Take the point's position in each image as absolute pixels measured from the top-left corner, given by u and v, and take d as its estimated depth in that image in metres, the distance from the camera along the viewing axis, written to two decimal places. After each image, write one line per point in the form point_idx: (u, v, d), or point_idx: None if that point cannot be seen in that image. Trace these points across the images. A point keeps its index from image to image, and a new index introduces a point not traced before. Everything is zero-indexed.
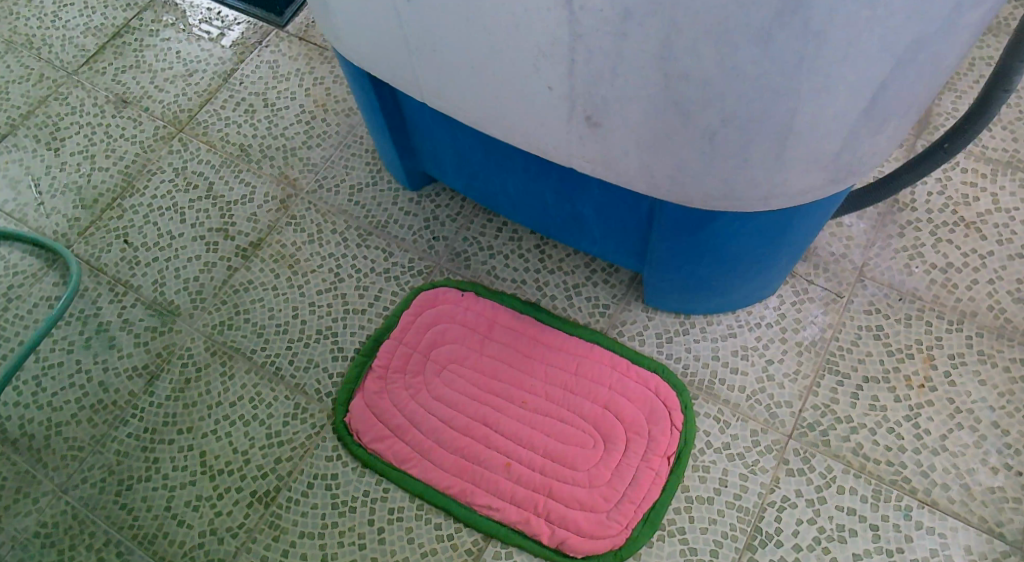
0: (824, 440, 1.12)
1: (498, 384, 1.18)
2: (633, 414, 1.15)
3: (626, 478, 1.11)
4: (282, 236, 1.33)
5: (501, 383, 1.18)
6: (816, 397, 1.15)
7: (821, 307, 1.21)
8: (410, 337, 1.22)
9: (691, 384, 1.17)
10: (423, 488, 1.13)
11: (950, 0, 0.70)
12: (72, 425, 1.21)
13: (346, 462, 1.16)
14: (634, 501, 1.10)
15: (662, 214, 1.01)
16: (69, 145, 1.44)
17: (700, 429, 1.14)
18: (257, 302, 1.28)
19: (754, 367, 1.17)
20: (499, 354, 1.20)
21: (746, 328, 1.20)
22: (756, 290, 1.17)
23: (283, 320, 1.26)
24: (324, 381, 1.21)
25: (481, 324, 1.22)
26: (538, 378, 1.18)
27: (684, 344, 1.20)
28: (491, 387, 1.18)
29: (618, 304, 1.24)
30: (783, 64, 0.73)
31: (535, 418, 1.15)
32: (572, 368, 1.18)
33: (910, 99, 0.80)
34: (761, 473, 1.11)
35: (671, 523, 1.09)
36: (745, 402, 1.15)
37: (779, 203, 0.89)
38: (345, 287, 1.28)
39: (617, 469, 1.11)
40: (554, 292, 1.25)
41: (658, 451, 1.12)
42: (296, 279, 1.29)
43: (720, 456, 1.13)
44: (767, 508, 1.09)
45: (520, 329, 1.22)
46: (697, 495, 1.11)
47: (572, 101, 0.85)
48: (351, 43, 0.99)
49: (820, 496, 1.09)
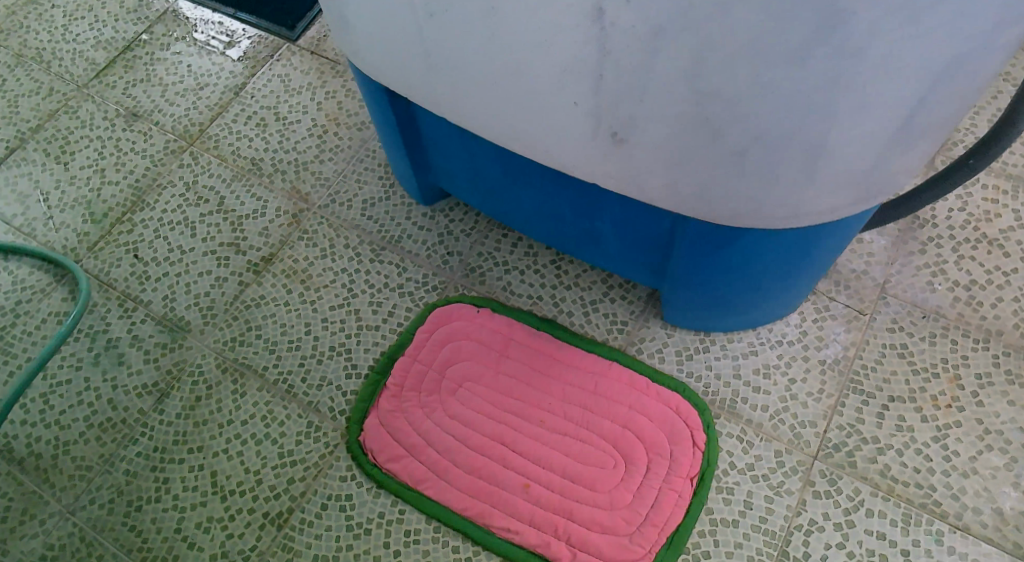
0: (850, 462, 1.10)
1: (514, 403, 1.16)
2: (653, 434, 1.12)
3: (647, 500, 1.09)
4: (293, 251, 1.31)
5: (518, 401, 1.16)
6: (841, 417, 1.13)
7: (843, 325, 1.18)
8: (424, 354, 1.20)
9: (713, 402, 1.15)
10: (440, 511, 1.10)
11: (991, 18, 0.68)
12: (80, 444, 1.18)
13: (359, 483, 1.13)
14: (657, 524, 1.07)
15: (687, 234, 0.99)
16: (79, 159, 1.43)
17: (722, 449, 1.12)
18: (269, 318, 1.26)
19: (776, 386, 1.15)
20: (516, 373, 1.18)
21: (767, 345, 1.18)
22: (776, 308, 1.15)
23: (295, 336, 1.24)
24: (337, 399, 1.19)
25: (498, 342, 1.20)
26: (556, 397, 1.16)
27: (704, 362, 1.18)
28: (508, 407, 1.16)
29: (636, 321, 1.22)
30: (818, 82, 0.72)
31: (553, 438, 1.13)
32: (590, 386, 1.16)
33: (946, 118, 0.78)
34: (787, 495, 1.09)
35: (695, 547, 1.07)
36: (767, 422, 1.13)
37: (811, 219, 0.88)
38: (359, 302, 1.26)
39: (638, 490, 1.09)
40: (571, 309, 1.23)
41: (680, 472, 1.10)
42: (308, 295, 1.27)
43: (744, 477, 1.10)
44: (794, 532, 1.07)
45: (537, 346, 1.20)
46: (721, 518, 1.08)
47: (598, 117, 0.83)
48: (369, 58, 0.97)
49: (848, 520, 1.07)
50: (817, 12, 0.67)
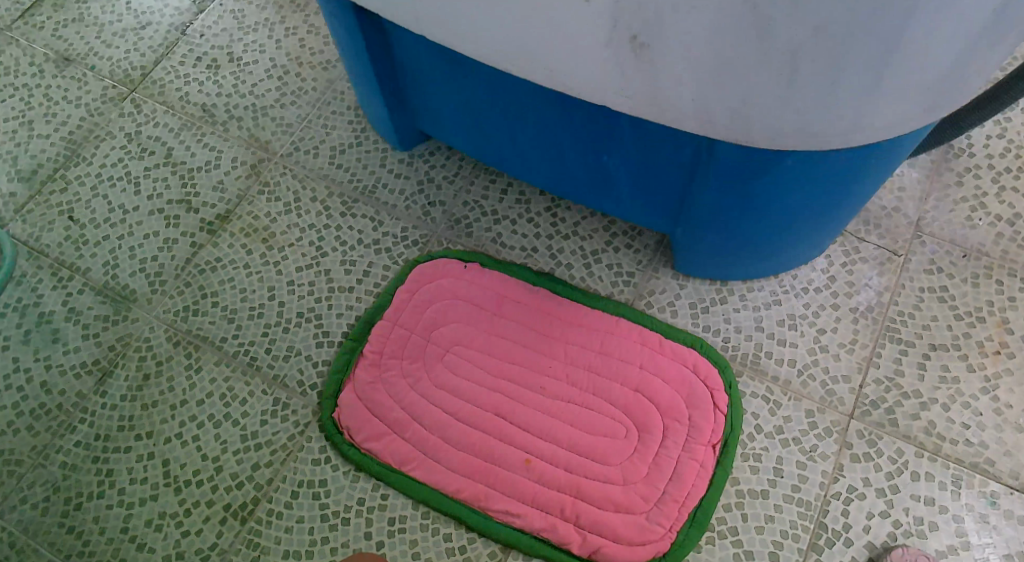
0: (891, 420, 0.98)
1: (511, 368, 1.03)
2: (669, 397, 0.99)
3: (666, 473, 0.96)
4: (253, 207, 1.15)
5: (515, 367, 1.03)
6: (878, 370, 1.00)
7: (876, 268, 1.05)
8: (405, 317, 1.06)
9: (734, 359, 1.02)
10: (430, 494, 0.97)
11: None
12: (9, 435, 1.03)
13: (335, 466, 0.99)
14: (678, 498, 0.95)
15: (710, 164, 0.85)
16: (3, 111, 1.25)
17: (747, 412, 0.99)
18: (227, 283, 1.10)
19: (804, 339, 1.02)
20: (512, 335, 1.04)
21: (792, 294, 1.05)
22: (803, 252, 1.03)
23: (258, 303, 1.09)
24: (307, 372, 1.05)
25: (490, 301, 1.07)
26: (559, 361, 1.02)
27: (722, 315, 1.05)
28: (504, 374, 1.02)
29: (644, 271, 1.08)
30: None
31: (557, 406, 1.00)
32: (596, 346, 1.03)
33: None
34: (821, 460, 0.97)
35: (720, 523, 0.95)
36: (796, 379, 1.00)
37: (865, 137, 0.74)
38: (329, 262, 1.11)
39: (655, 461, 0.96)
40: (570, 261, 1.09)
41: (701, 439, 0.97)
42: (272, 255, 1.12)
43: (773, 442, 0.98)
44: (831, 501, 0.95)
45: (534, 304, 1.06)
46: (748, 489, 0.96)
47: (616, 17, 0.68)
48: None
49: (892, 485, 0.95)
50: None
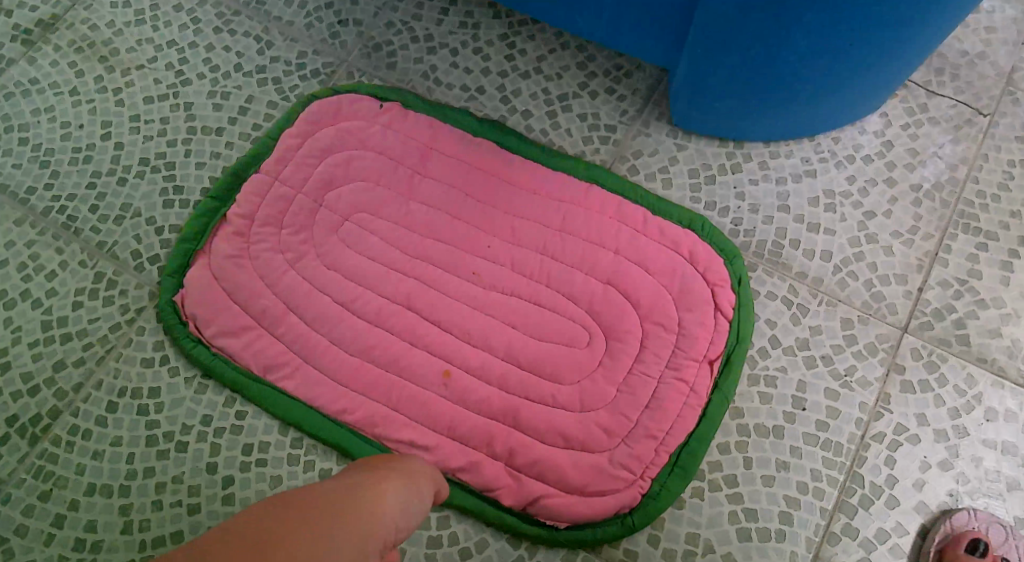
0: (961, 337, 0.69)
1: (433, 247, 0.73)
2: (653, 294, 0.70)
3: (640, 399, 0.67)
4: (90, 13, 0.82)
5: (439, 245, 0.73)
6: (945, 269, 0.72)
7: (950, 133, 0.76)
8: (290, 170, 0.75)
9: (745, 248, 0.73)
10: (306, 414, 0.69)
11: None
12: None
13: (174, 371, 0.71)
14: (654, 434, 0.66)
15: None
16: None
17: (760, 320, 0.71)
18: (44, 114, 0.78)
19: (845, 224, 0.73)
20: (438, 202, 0.74)
21: (832, 164, 0.75)
22: (853, 107, 0.74)
23: (84, 144, 0.77)
24: (146, 240, 0.74)
25: (410, 155, 0.76)
26: (501, 240, 0.73)
27: (733, 186, 0.75)
28: (423, 254, 0.73)
29: (628, 126, 0.78)
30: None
31: (493, 301, 0.71)
32: (555, 222, 0.73)
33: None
34: (859, 389, 0.68)
35: (712, 471, 0.67)
36: (831, 278, 0.72)
37: None
38: (191, 93, 0.79)
39: (626, 382, 0.68)
40: (528, 108, 0.79)
41: (694, 352, 0.68)
42: (110, 81, 0.79)
43: (794, 362, 0.69)
44: (871, 445, 0.67)
45: (473, 161, 0.76)
46: (754, 425, 0.68)
47: None
48: None
49: (957, 426, 0.67)
50: None
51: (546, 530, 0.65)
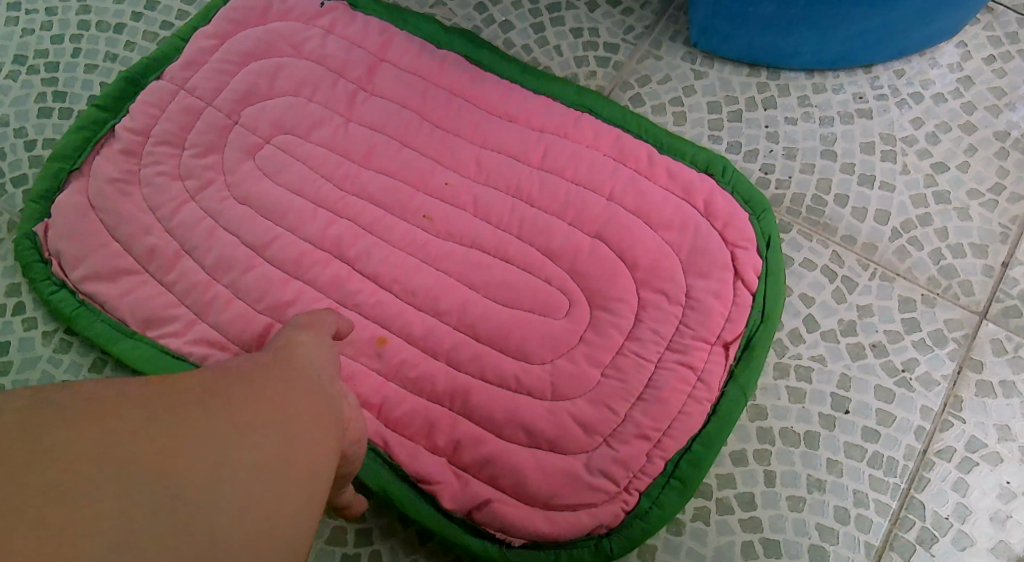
0: None
1: (374, 180, 0.56)
2: (656, 255, 0.53)
3: (632, 388, 0.50)
4: None
5: (382, 178, 0.56)
6: None
7: None
8: (201, 78, 0.58)
9: (777, 201, 0.57)
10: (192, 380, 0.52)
11: None
12: None
13: (32, 323, 0.55)
14: (648, 434, 0.50)
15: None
16: None
17: (792, 293, 0.54)
18: None
19: (909, 178, 0.57)
20: (385, 124, 0.57)
21: (894, 102, 0.59)
22: (926, 23, 0.57)
23: None
24: (13, 157, 0.58)
25: (353, 64, 0.59)
26: (464, 175, 0.56)
27: (764, 123, 0.59)
28: (362, 187, 0.56)
29: (634, 46, 0.61)
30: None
31: (448, 253, 0.54)
32: (535, 156, 0.56)
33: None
34: (922, 389, 0.52)
35: (723, 488, 0.50)
36: (887, 245, 0.55)
37: None
38: None
39: (615, 366, 0.51)
40: (509, 18, 0.63)
41: (704, 332, 0.51)
42: None
43: (835, 350, 0.53)
44: (936, 464, 0.50)
45: (433, 77, 0.59)
46: (781, 430, 0.51)
47: None
48: None
49: None
50: None
51: (496, 546, 0.49)
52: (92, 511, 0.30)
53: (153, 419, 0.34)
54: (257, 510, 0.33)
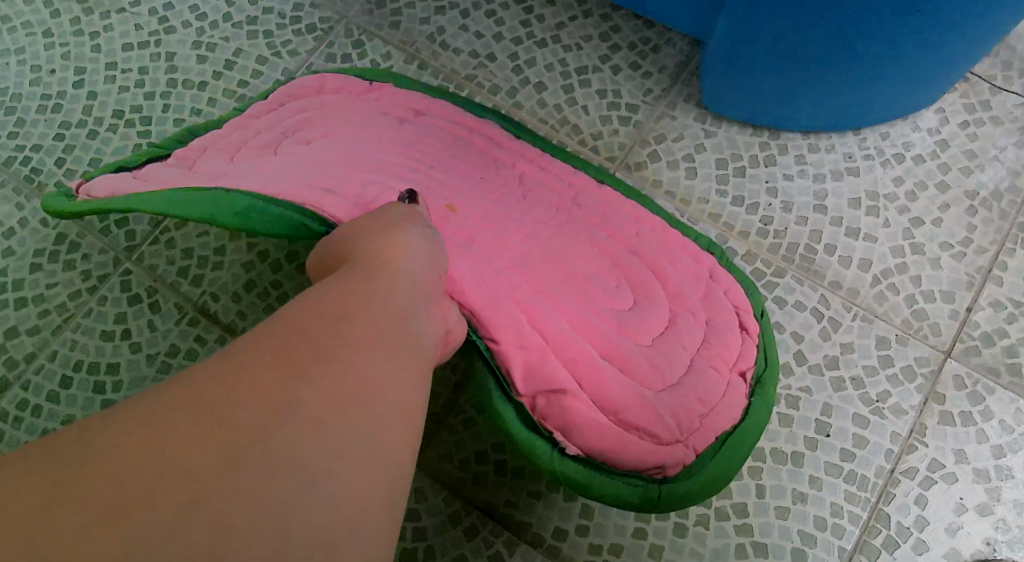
0: (1011, 367, 0.62)
1: (432, 175, 0.58)
2: (682, 285, 0.59)
3: (681, 369, 0.55)
4: None
5: (437, 178, 0.58)
6: (999, 288, 0.64)
7: (1014, 135, 0.67)
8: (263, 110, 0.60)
9: (774, 250, 0.65)
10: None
11: None
12: None
13: (135, 347, 0.64)
14: (703, 400, 0.54)
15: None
16: None
17: (785, 331, 0.63)
18: (13, 54, 0.72)
19: (889, 231, 0.65)
20: (429, 148, 0.60)
21: (878, 162, 0.67)
22: (911, 92, 0.64)
23: (55, 89, 0.71)
24: None
25: (399, 108, 0.63)
26: (510, 201, 0.59)
27: (766, 178, 0.67)
28: (426, 171, 0.58)
29: (652, 107, 0.70)
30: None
31: (505, 246, 0.56)
32: (569, 201, 0.61)
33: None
34: (893, 417, 0.61)
35: (722, 498, 0.60)
36: (868, 290, 0.64)
37: None
38: (173, 41, 0.72)
39: (663, 353, 0.55)
40: (542, 79, 0.71)
41: (727, 358, 0.56)
42: (87, 22, 0.73)
43: (820, 382, 0.62)
44: (902, 482, 0.59)
45: (474, 128, 0.63)
46: (771, 450, 0.61)
47: None
48: None
49: (1000, 467, 0.60)
50: None
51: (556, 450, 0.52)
52: (129, 539, 0.30)
53: (189, 463, 0.31)
54: (333, 511, 0.33)
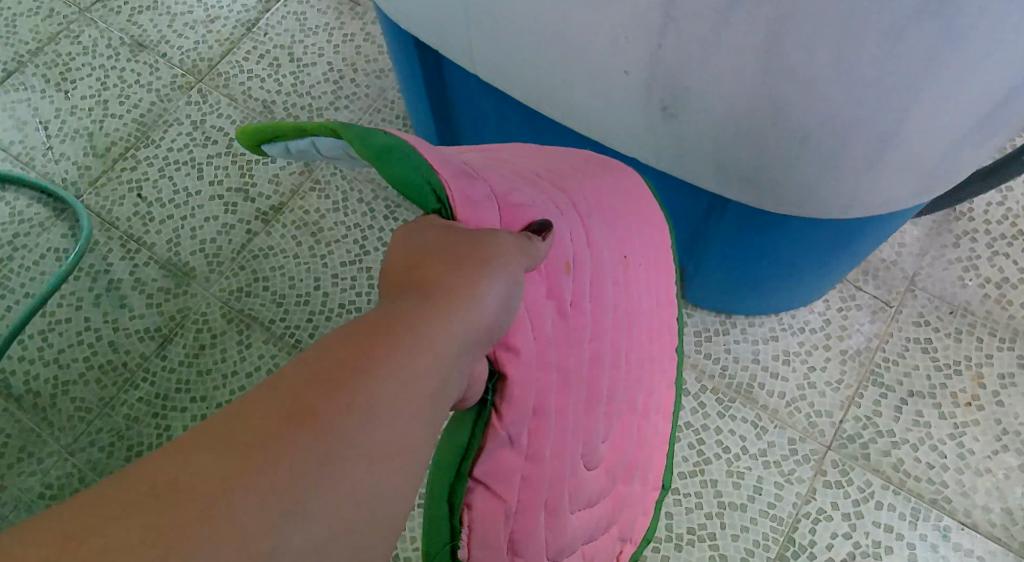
0: (864, 454, 1.09)
1: (553, 284, 0.71)
2: (630, 454, 0.80)
3: (605, 503, 0.78)
4: (305, 202, 1.26)
5: (560, 284, 0.71)
6: (858, 408, 1.11)
7: (868, 315, 1.14)
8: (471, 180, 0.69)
9: (729, 385, 1.13)
10: (431, 175, 0.67)
11: None
12: (80, 385, 1.19)
13: None
14: (603, 532, 0.78)
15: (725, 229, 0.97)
16: (80, 88, 1.35)
17: (736, 434, 1.11)
18: (278, 269, 1.23)
19: (795, 374, 1.13)
20: (556, 263, 0.71)
21: (789, 332, 1.15)
22: (803, 300, 1.12)
23: (304, 291, 1.21)
24: None
25: (564, 225, 0.74)
26: (576, 342, 0.72)
27: (723, 345, 1.15)
28: (560, 279, 0.71)
29: None
30: (924, 41, 0.67)
31: (569, 370, 0.71)
32: (620, 350, 0.77)
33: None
34: (797, 483, 1.08)
35: (702, 529, 1.07)
36: (783, 409, 1.11)
37: (849, 205, 0.85)
38: (371, 261, 1.23)
39: (607, 489, 0.77)
40: None
41: (607, 528, 0.79)
42: (318, 249, 1.23)
43: (756, 462, 1.09)
44: (801, 519, 1.06)
45: (606, 264, 0.77)
46: (729, 501, 1.08)
47: (650, 89, 0.80)
48: (427, 35, 0.95)
49: (857, 511, 1.06)
50: None
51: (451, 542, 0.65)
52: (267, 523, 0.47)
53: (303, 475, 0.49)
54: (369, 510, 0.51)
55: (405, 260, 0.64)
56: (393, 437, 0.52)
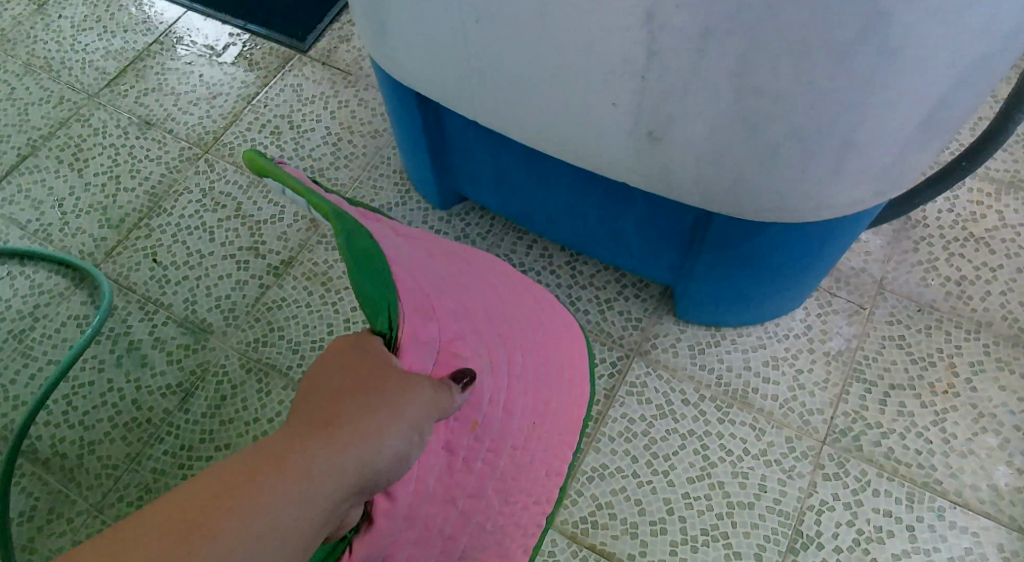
0: (857, 445, 1.16)
1: (471, 393, 0.79)
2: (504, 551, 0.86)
3: None
4: (313, 254, 1.34)
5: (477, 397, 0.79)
6: (846, 404, 1.19)
7: (845, 319, 1.24)
8: (418, 283, 0.80)
9: (725, 393, 1.21)
10: (393, 301, 0.76)
11: (998, 40, 0.77)
12: (105, 444, 1.21)
13: None
14: None
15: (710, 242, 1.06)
16: (93, 166, 1.44)
17: (737, 437, 1.18)
18: (292, 319, 1.29)
19: (785, 377, 1.21)
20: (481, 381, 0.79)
21: (775, 339, 1.24)
22: (786, 308, 1.21)
23: (318, 337, 1.28)
24: None
25: (500, 350, 0.82)
26: (479, 450, 0.80)
27: (717, 356, 1.23)
28: (480, 392, 0.79)
29: (649, 317, 1.27)
30: (870, 60, 0.76)
31: (460, 470, 0.78)
32: (521, 463, 0.84)
33: (987, 88, 0.83)
34: (799, 478, 1.15)
35: (715, 529, 1.13)
36: (779, 410, 1.19)
37: (818, 209, 0.94)
38: None
39: None
40: (587, 307, 1.28)
41: None
42: (330, 296, 1.31)
43: (758, 462, 1.16)
44: (807, 512, 1.13)
45: (530, 386, 0.85)
46: (737, 501, 1.14)
47: (637, 116, 0.90)
48: (432, 81, 1.05)
49: (857, 499, 1.13)
50: (865, 13, 0.73)
51: None
52: None
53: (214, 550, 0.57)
54: None
55: (351, 346, 0.72)
56: (298, 532, 0.60)
